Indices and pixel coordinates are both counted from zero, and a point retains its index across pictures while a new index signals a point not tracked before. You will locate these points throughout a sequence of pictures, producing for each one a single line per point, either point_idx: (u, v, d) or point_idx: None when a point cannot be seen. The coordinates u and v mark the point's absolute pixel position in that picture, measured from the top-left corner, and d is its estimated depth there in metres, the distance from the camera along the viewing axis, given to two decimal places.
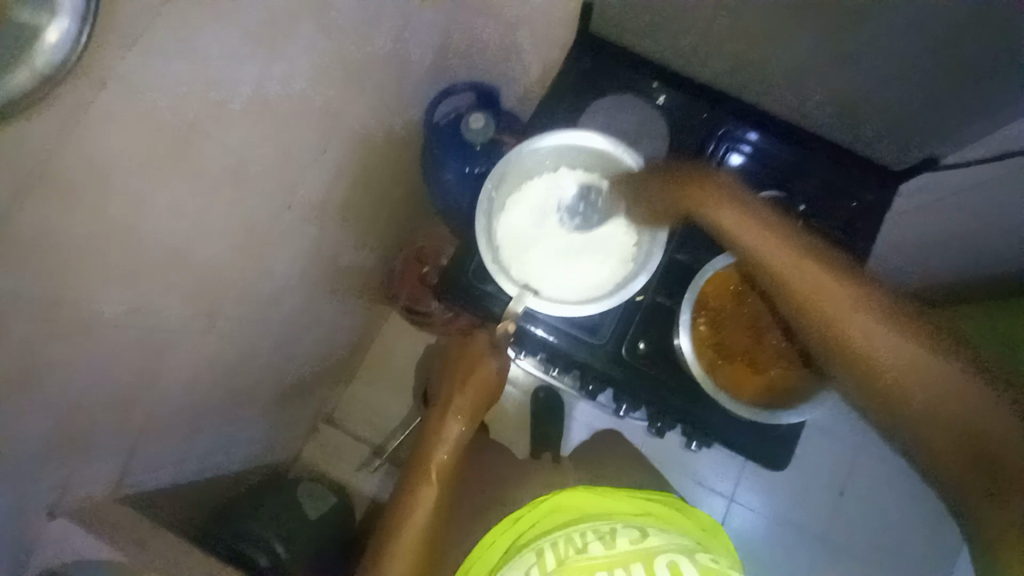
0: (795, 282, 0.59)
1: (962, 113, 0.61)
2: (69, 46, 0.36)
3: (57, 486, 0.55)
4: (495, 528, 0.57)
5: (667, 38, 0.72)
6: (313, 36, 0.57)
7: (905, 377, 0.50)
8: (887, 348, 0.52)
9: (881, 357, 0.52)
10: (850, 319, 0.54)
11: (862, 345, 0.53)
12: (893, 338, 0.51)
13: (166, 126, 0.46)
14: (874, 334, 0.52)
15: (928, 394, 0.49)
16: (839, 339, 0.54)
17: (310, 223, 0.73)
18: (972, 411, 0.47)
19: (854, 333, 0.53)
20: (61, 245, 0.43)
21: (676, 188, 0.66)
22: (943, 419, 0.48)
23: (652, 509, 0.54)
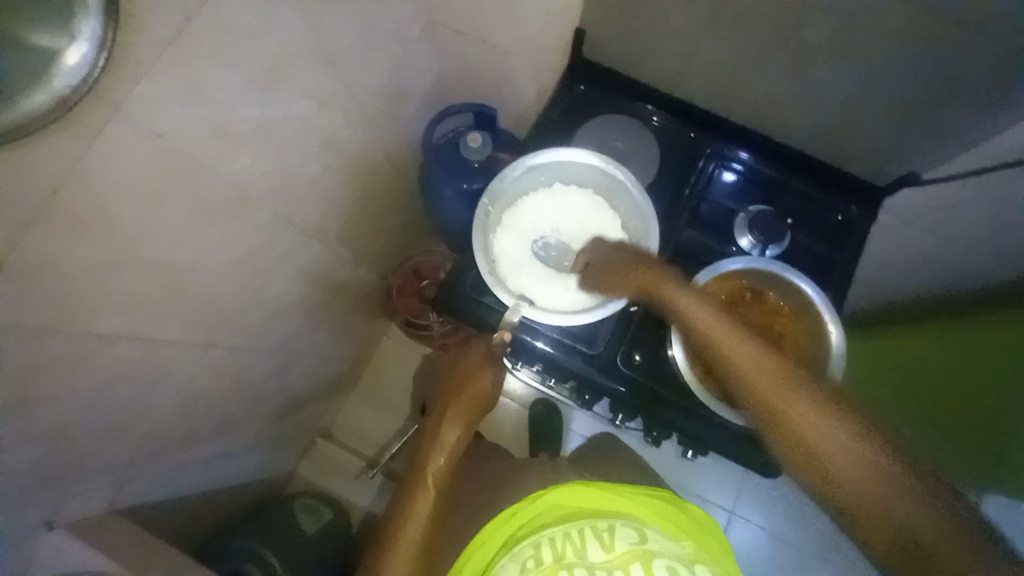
0: (746, 371, 0.58)
1: (936, 128, 0.65)
2: (86, 70, 0.38)
3: (54, 500, 0.56)
4: (492, 521, 0.57)
5: (654, 61, 0.75)
6: (317, 60, 0.59)
7: (851, 478, 0.51)
8: (836, 446, 0.52)
9: (831, 456, 0.52)
10: (799, 416, 0.54)
11: (812, 442, 0.53)
12: (845, 438, 0.52)
13: (173, 144, 0.48)
14: (825, 433, 0.52)
15: (872, 496, 0.49)
16: (787, 431, 0.55)
17: (310, 239, 0.75)
18: (904, 509, 0.48)
19: (805, 432, 0.53)
20: (72, 265, 0.44)
21: (630, 266, 0.66)
22: (884, 517, 0.49)
23: (647, 503, 0.55)
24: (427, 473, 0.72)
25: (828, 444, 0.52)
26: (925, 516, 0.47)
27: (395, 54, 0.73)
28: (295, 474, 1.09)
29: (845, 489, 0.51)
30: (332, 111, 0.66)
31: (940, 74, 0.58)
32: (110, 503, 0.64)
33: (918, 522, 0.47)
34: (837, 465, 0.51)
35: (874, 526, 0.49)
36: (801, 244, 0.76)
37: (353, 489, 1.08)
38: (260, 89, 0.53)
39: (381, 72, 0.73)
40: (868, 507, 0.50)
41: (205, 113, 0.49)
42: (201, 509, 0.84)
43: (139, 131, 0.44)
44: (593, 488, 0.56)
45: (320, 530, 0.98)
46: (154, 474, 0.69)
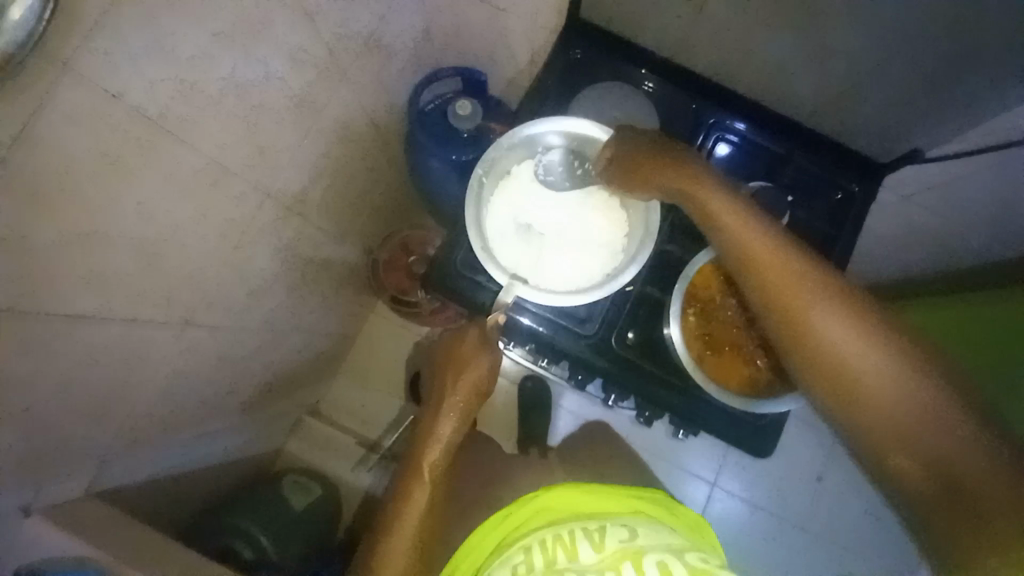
0: (805, 305, 0.51)
1: (947, 103, 0.63)
2: (31, 25, 0.35)
3: (29, 487, 0.53)
4: (482, 526, 0.56)
5: (656, 26, 0.71)
6: (290, 16, 0.54)
7: (887, 398, 0.46)
8: (911, 399, 0.45)
9: (860, 369, 0.47)
10: (870, 364, 0.47)
11: (877, 390, 0.47)
12: (882, 356, 0.47)
13: (135, 108, 0.43)
14: (903, 384, 0.46)
15: (902, 421, 0.45)
16: (819, 342, 0.49)
17: (291, 214, 0.71)
18: (934, 443, 0.44)
19: (867, 381, 0.47)
20: (29, 247, 0.41)
21: (643, 161, 0.62)
22: (953, 484, 0.43)
23: (636, 505, 0.55)
24: (423, 466, 0.71)
25: (900, 397, 0.46)
26: (978, 467, 0.42)
27: (378, 12, 0.68)
28: (283, 452, 1.07)
29: (932, 461, 0.43)
30: (310, 74, 0.61)
31: (955, 44, 0.55)
32: (90, 489, 0.62)
33: (960, 458, 0.42)
34: (893, 404, 0.46)
35: (917, 472, 0.44)
36: (800, 221, 0.75)
37: (357, 468, 1.06)
38: (230, 49, 0.49)
39: (364, 31, 0.67)
40: (941, 475, 0.43)
41: (169, 75, 0.45)
42: (186, 489, 0.82)
43: (95, 93, 0.40)
44: (585, 495, 0.55)
45: (308, 504, 0.96)
46: (135, 457, 0.67)
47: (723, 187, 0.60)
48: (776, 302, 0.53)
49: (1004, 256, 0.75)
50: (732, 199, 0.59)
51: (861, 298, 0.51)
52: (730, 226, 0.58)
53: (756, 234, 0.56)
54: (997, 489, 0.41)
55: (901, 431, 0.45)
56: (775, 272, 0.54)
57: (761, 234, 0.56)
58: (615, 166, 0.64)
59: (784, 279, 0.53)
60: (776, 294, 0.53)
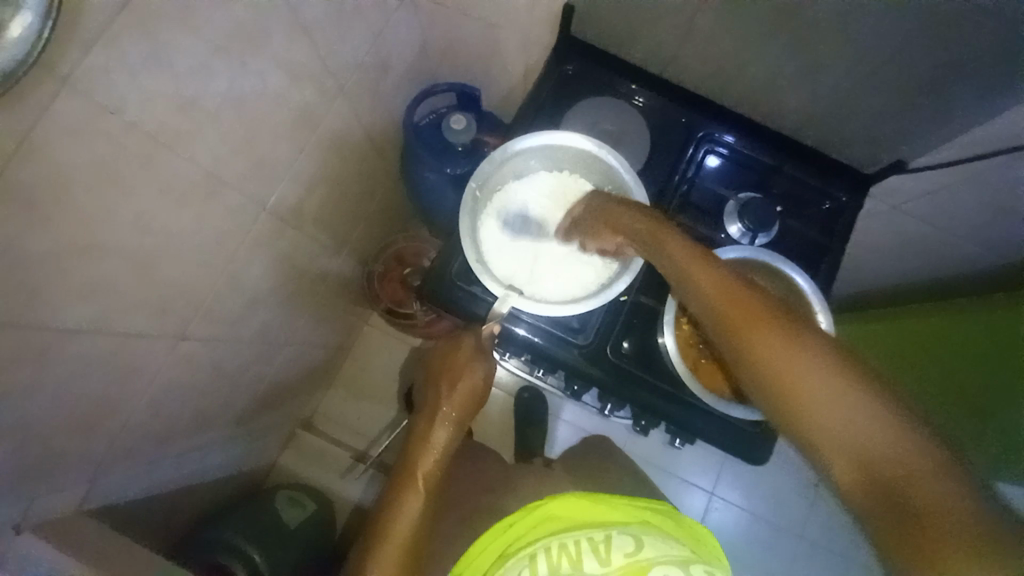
0: (748, 330, 0.50)
1: (931, 114, 0.65)
2: (31, 42, 0.34)
3: (19, 503, 0.52)
4: (484, 534, 0.57)
5: (646, 40, 0.73)
6: (288, 31, 0.55)
7: (833, 419, 0.44)
8: (858, 412, 0.44)
9: (809, 392, 0.45)
10: (820, 387, 0.45)
11: (821, 413, 0.45)
12: (821, 372, 0.46)
13: (133, 120, 0.44)
14: (835, 390, 0.45)
15: (866, 446, 0.43)
16: (756, 363, 0.49)
17: (286, 225, 0.71)
18: (910, 462, 0.41)
19: (804, 393, 0.46)
20: (25, 258, 0.40)
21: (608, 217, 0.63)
22: (890, 494, 0.41)
23: (641, 516, 0.55)
24: (416, 474, 0.71)
25: (840, 412, 0.44)
26: (936, 477, 0.40)
27: (375, 27, 0.69)
28: (276, 466, 1.06)
29: (878, 473, 0.42)
30: (307, 86, 0.62)
31: (937, 56, 0.57)
32: (81, 505, 0.61)
33: (921, 466, 0.41)
34: (833, 423, 0.44)
35: (861, 482, 0.43)
36: (792, 231, 0.76)
37: (345, 476, 1.06)
38: (228, 62, 0.50)
39: (360, 46, 0.69)
40: (875, 481, 0.42)
41: (167, 87, 0.45)
42: (178, 504, 0.81)
43: (94, 105, 0.40)
44: (592, 503, 0.56)
45: (304, 520, 0.96)
46: (126, 472, 0.66)
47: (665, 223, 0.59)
48: (733, 337, 0.51)
49: (990, 261, 0.76)
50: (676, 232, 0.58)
51: (807, 328, 0.49)
52: (672, 256, 0.57)
53: (701, 266, 0.55)
54: (912, 474, 0.41)
55: (863, 445, 0.43)
56: (730, 303, 0.52)
57: (706, 265, 0.55)
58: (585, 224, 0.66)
59: (726, 303, 0.52)
60: (725, 315, 0.52)
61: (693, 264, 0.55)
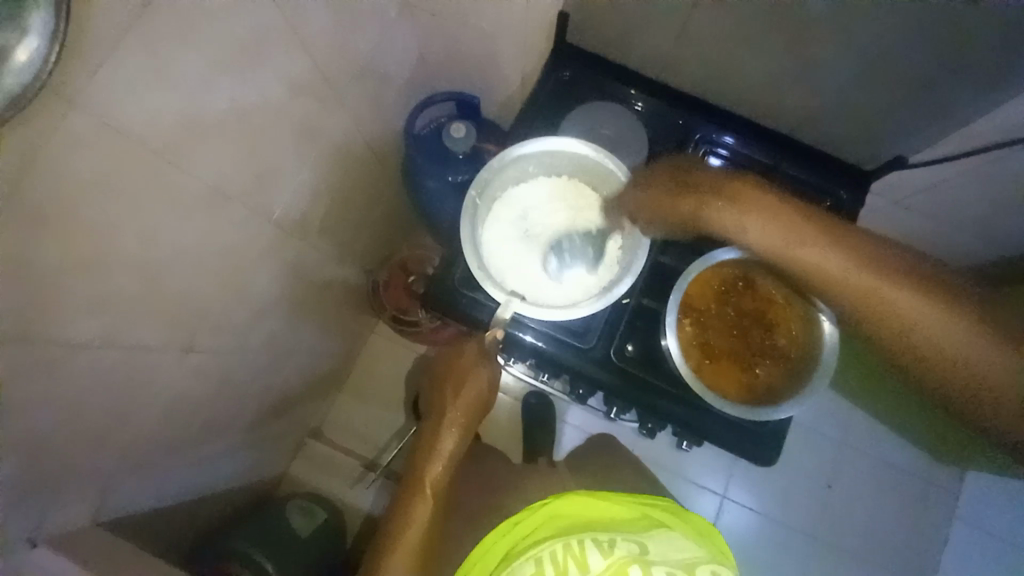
0: (839, 272, 0.56)
1: (927, 112, 0.65)
2: (37, 67, 0.35)
3: (35, 515, 0.53)
4: (493, 532, 0.57)
5: (642, 46, 0.73)
6: (288, 46, 0.56)
7: (970, 358, 0.52)
8: (1004, 363, 0.51)
9: (939, 338, 0.52)
10: (942, 326, 0.52)
11: (953, 351, 0.52)
12: (950, 322, 0.52)
13: (137, 137, 0.45)
14: (956, 332, 0.52)
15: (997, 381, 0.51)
16: (888, 319, 0.54)
17: (291, 237, 0.72)
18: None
19: (930, 342, 0.53)
20: (34, 275, 0.42)
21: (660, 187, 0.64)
22: (997, 406, 0.52)
23: (645, 512, 0.56)
24: (423, 481, 0.71)
25: (968, 354, 0.52)
26: None
27: (374, 40, 0.70)
28: (287, 475, 1.07)
29: (1013, 400, 0.51)
30: (308, 101, 0.63)
31: (933, 52, 0.57)
32: (95, 516, 0.62)
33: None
34: (969, 363, 0.52)
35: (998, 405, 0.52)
36: None
37: (353, 486, 1.08)
38: (231, 81, 0.51)
39: (359, 59, 0.70)
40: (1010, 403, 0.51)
41: (169, 105, 0.46)
42: (191, 514, 0.82)
43: (99, 125, 0.41)
44: (596, 500, 0.56)
45: (314, 529, 0.97)
46: (140, 483, 0.67)
47: (738, 185, 0.61)
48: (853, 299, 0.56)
49: None
50: (762, 201, 0.60)
51: (915, 274, 0.55)
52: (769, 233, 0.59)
53: (802, 232, 0.58)
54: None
55: (998, 382, 0.51)
56: (811, 249, 0.57)
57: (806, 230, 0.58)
58: (644, 213, 0.65)
59: (841, 272, 0.56)
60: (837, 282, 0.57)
61: (801, 238, 0.58)
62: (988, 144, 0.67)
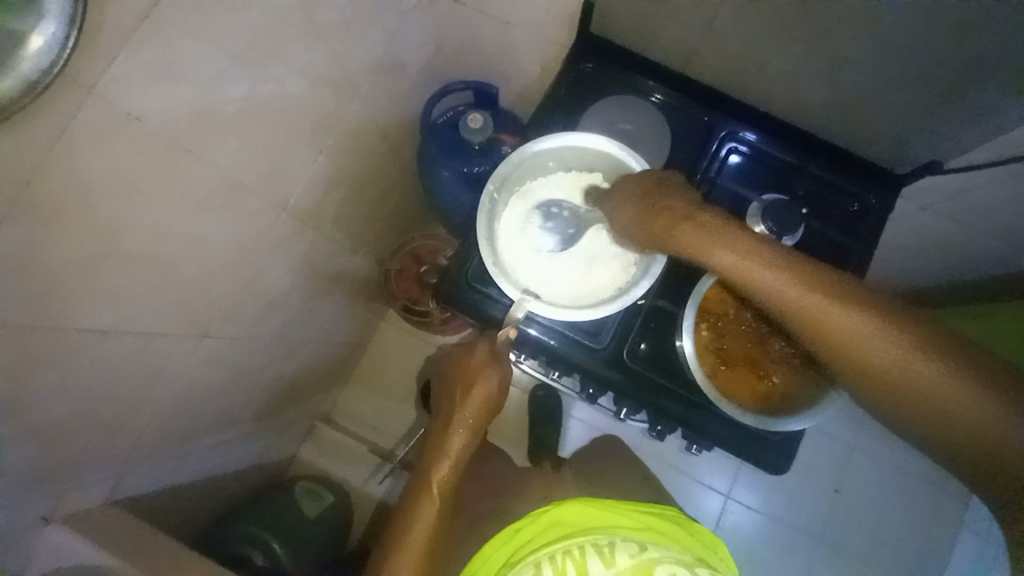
0: (743, 268, 0.57)
1: (967, 116, 0.62)
2: (55, 53, 0.35)
3: (51, 497, 0.54)
4: (495, 537, 0.57)
5: (668, 39, 0.71)
6: (305, 35, 0.55)
7: (875, 350, 0.50)
8: (909, 359, 0.48)
9: (842, 326, 0.51)
10: (893, 349, 0.49)
11: (858, 344, 0.50)
12: (851, 313, 0.51)
13: (154, 128, 0.44)
14: (860, 324, 0.50)
15: (903, 375, 0.49)
16: (794, 312, 0.54)
17: (304, 228, 0.72)
18: (950, 386, 0.47)
19: (833, 333, 0.51)
20: (50, 266, 0.42)
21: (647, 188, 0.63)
22: (913, 408, 0.49)
23: (647, 520, 0.55)
24: (432, 478, 0.72)
25: (872, 345, 0.50)
26: (958, 392, 0.46)
27: (391, 27, 0.69)
28: (296, 459, 1.08)
29: (924, 401, 0.48)
30: (324, 91, 0.62)
31: (975, 56, 0.54)
32: (108, 499, 0.63)
33: (947, 390, 0.47)
34: (878, 356, 0.49)
35: (915, 405, 0.48)
36: (815, 234, 0.74)
37: (368, 478, 1.08)
38: (248, 71, 0.50)
39: (376, 46, 0.68)
40: (926, 405, 0.48)
41: (186, 97, 0.45)
42: (202, 497, 0.83)
43: (116, 116, 0.41)
44: (597, 508, 0.56)
45: (320, 514, 0.98)
46: (152, 467, 0.68)
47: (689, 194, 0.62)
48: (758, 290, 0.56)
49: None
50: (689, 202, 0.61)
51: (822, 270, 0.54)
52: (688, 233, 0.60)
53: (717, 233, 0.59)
54: (961, 404, 0.46)
55: (904, 378, 0.48)
56: (715, 248, 0.58)
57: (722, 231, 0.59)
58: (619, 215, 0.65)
59: (747, 267, 0.57)
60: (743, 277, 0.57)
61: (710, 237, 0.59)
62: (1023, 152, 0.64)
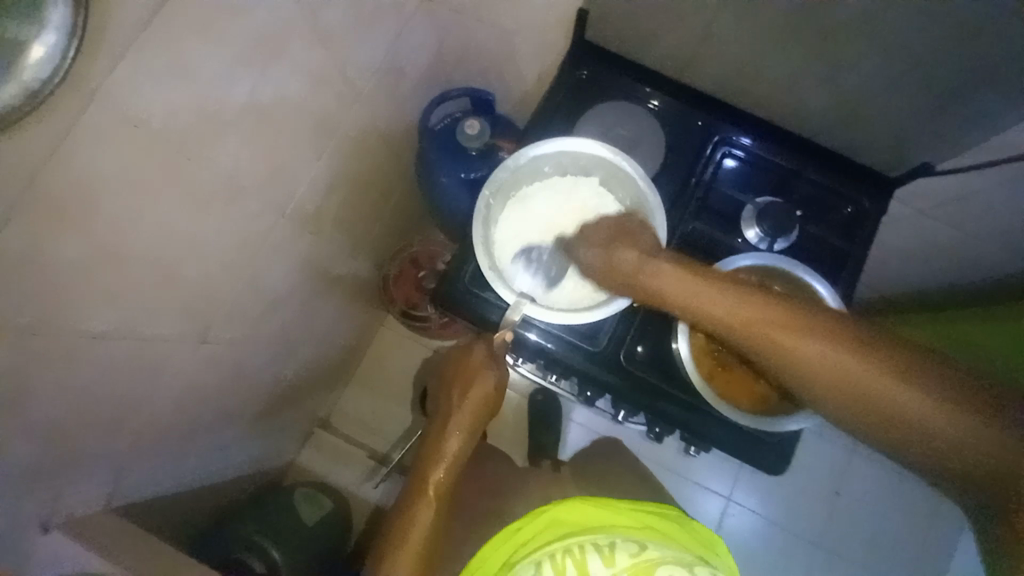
0: (739, 322, 0.57)
1: (959, 118, 0.63)
2: (57, 61, 0.36)
3: (50, 500, 0.54)
4: (494, 537, 0.57)
5: (664, 44, 0.72)
6: (307, 40, 0.56)
7: (880, 395, 0.51)
8: (913, 400, 0.50)
9: (845, 375, 0.52)
10: (889, 390, 0.50)
11: (862, 390, 0.51)
12: (852, 359, 0.52)
13: (157, 131, 0.45)
14: (863, 372, 0.51)
15: (910, 416, 0.50)
16: (793, 364, 0.54)
17: (304, 232, 0.72)
18: (954, 424, 0.48)
19: (837, 381, 0.52)
20: (53, 266, 0.42)
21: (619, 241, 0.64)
22: (922, 445, 0.50)
23: (645, 519, 0.55)
24: (429, 480, 0.72)
25: (876, 390, 0.51)
26: (963, 429, 0.48)
27: (392, 34, 0.69)
28: (293, 464, 1.08)
29: (930, 438, 0.50)
30: (325, 95, 0.63)
31: (966, 58, 0.55)
32: (106, 502, 0.63)
33: (953, 428, 0.48)
34: (883, 400, 0.51)
35: (923, 443, 0.50)
36: (811, 237, 0.75)
37: (363, 482, 1.08)
38: (250, 76, 0.51)
39: (376, 52, 0.69)
40: (933, 442, 0.49)
41: (189, 101, 0.46)
42: (199, 501, 0.83)
43: (119, 119, 0.42)
44: (596, 507, 0.56)
45: (319, 519, 0.98)
46: (149, 470, 0.68)
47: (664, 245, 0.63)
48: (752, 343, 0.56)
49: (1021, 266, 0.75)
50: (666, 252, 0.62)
51: (814, 317, 0.55)
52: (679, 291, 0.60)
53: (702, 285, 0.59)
54: (967, 440, 0.48)
55: (909, 418, 0.50)
56: (705, 302, 0.59)
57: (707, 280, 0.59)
58: (593, 257, 0.65)
59: (741, 320, 0.57)
60: (738, 329, 0.57)
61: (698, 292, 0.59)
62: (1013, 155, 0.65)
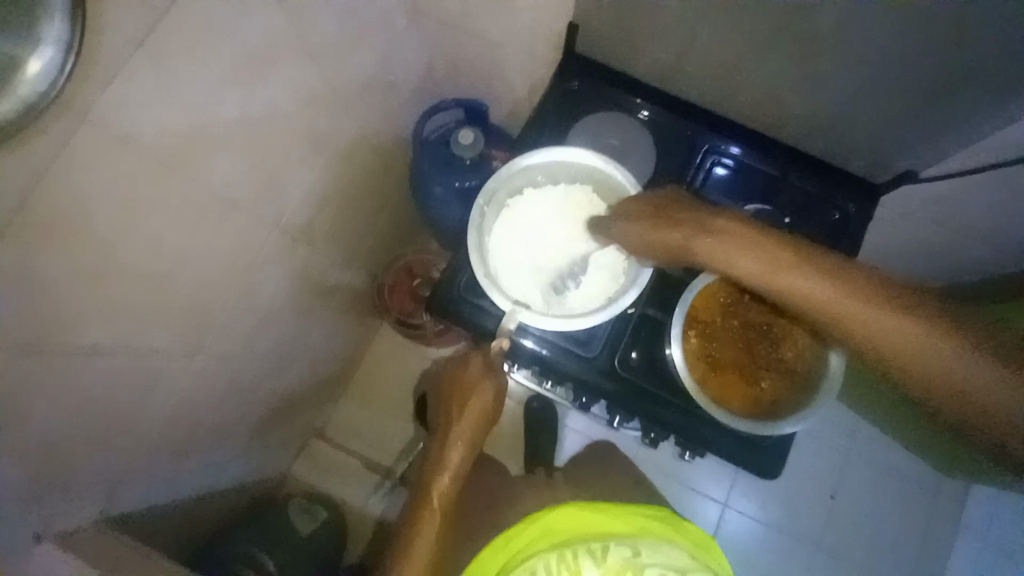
0: (786, 279, 0.57)
1: (939, 124, 0.64)
2: (52, 78, 0.36)
3: (44, 516, 0.54)
4: (491, 545, 0.57)
5: (650, 56, 0.73)
6: (296, 55, 0.57)
7: (926, 355, 0.51)
8: (957, 362, 0.50)
9: (891, 333, 0.52)
10: (934, 352, 0.51)
11: (909, 350, 0.52)
12: (900, 318, 0.52)
13: (148, 149, 0.45)
14: (911, 331, 0.52)
15: (953, 376, 0.50)
16: (839, 322, 0.55)
17: (297, 243, 0.72)
18: (1000, 385, 0.49)
19: (883, 340, 0.53)
20: (46, 283, 0.42)
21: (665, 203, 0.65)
22: (963, 407, 0.51)
23: (641, 522, 0.56)
24: (432, 493, 0.72)
25: (922, 351, 0.51)
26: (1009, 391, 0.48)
27: (381, 47, 0.70)
28: (290, 477, 1.07)
29: (972, 400, 0.50)
30: (316, 109, 0.64)
31: (944, 67, 0.56)
32: (100, 519, 0.62)
33: (994, 389, 0.49)
34: (927, 362, 0.51)
35: (964, 405, 0.50)
36: None
37: (370, 495, 1.08)
38: (240, 91, 0.51)
39: (366, 64, 0.70)
40: (974, 405, 0.50)
41: (182, 118, 0.47)
42: (194, 515, 0.82)
43: (110, 137, 0.42)
44: (592, 512, 0.55)
45: (317, 529, 0.97)
46: (144, 485, 0.67)
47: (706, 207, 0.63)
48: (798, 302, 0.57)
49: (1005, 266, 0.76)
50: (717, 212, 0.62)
51: (865, 279, 0.55)
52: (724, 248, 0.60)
53: (751, 242, 0.59)
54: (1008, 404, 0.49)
55: (952, 380, 0.50)
56: (751, 261, 0.59)
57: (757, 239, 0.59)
58: (626, 231, 0.65)
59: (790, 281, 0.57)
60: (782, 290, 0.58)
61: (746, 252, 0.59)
62: (992, 159, 0.66)
